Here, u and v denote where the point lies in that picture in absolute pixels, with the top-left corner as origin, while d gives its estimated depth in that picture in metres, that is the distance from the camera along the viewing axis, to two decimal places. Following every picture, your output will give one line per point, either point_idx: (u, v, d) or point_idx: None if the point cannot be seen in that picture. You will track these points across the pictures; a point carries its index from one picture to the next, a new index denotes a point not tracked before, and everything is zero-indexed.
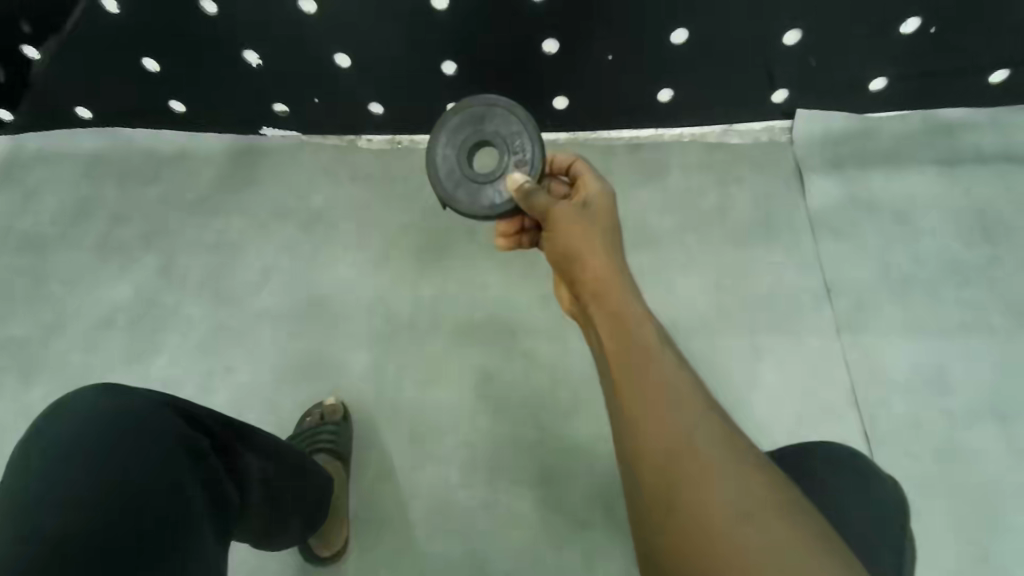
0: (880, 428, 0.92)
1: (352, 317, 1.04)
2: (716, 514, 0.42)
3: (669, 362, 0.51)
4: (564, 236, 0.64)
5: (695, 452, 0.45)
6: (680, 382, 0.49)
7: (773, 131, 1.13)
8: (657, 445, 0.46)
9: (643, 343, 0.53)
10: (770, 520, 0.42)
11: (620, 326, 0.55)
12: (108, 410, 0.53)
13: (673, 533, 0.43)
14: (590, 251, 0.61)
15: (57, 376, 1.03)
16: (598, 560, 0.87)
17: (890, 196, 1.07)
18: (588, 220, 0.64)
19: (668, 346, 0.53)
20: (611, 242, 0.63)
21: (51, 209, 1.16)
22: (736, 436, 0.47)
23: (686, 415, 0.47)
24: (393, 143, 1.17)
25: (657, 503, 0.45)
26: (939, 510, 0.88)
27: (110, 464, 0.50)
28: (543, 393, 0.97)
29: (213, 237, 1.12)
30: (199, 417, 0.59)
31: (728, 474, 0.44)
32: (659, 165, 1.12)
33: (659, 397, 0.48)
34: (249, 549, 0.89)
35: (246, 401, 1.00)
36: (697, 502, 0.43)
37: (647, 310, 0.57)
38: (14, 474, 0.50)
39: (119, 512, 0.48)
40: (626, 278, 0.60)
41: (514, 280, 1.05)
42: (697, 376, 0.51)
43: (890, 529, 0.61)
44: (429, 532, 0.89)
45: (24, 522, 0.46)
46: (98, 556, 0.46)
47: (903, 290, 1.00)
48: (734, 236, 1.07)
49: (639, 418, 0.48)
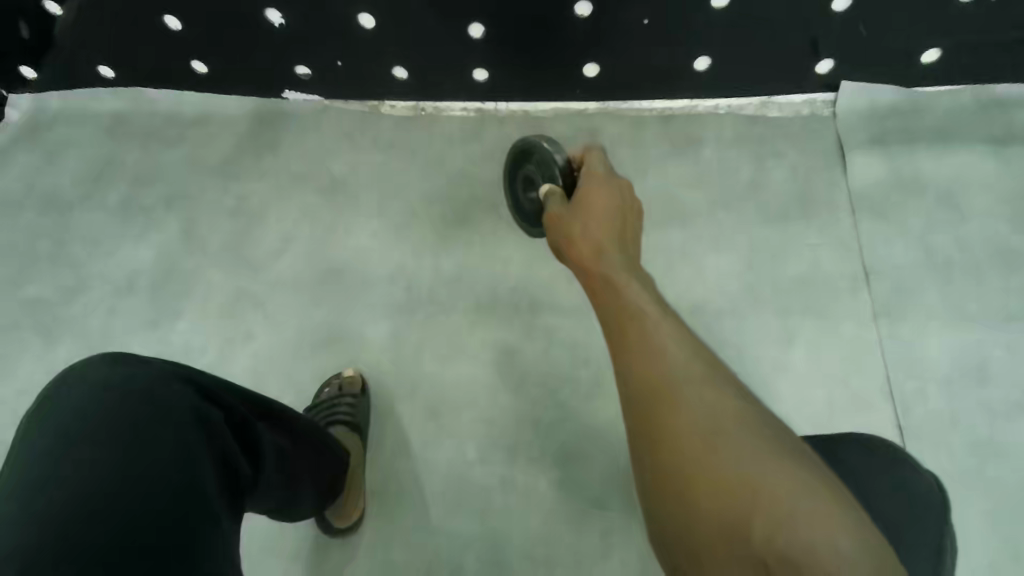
0: (913, 420, 0.89)
1: (371, 287, 1.02)
2: (704, 439, 0.43)
3: (653, 312, 0.54)
4: (567, 222, 0.67)
5: (681, 387, 0.47)
6: (666, 330, 0.52)
7: (815, 105, 1.08)
8: (649, 395, 0.47)
9: (631, 300, 0.55)
10: (756, 444, 0.43)
11: (613, 289, 0.57)
12: (111, 380, 0.53)
13: (661, 457, 0.44)
14: (590, 237, 0.63)
15: (79, 338, 1.03)
16: (614, 543, 0.85)
17: (937, 175, 1.01)
18: (590, 210, 0.66)
19: (662, 305, 0.55)
20: (610, 226, 0.64)
21: (74, 170, 1.15)
22: (720, 376, 0.48)
23: (674, 355, 0.49)
24: (417, 110, 1.14)
25: (645, 433, 0.46)
26: (976, 507, 0.84)
27: (111, 437, 0.49)
28: (563, 370, 0.95)
29: (233, 203, 1.11)
30: (209, 390, 0.58)
31: (714, 406, 0.45)
32: (693, 138, 1.08)
33: (654, 350, 0.50)
34: (264, 520, 0.88)
35: (264, 370, 0.99)
36: (681, 427, 0.44)
37: (645, 278, 0.59)
38: (17, 448, 0.49)
39: (114, 490, 0.46)
40: (621, 249, 0.62)
41: (538, 255, 1.02)
42: (683, 326, 0.53)
43: (929, 527, 0.58)
44: (443, 508, 0.88)
45: (18, 497, 0.45)
46: (92, 535, 0.44)
47: (945, 274, 0.96)
48: (768, 213, 1.02)
49: (629, 360, 0.50)
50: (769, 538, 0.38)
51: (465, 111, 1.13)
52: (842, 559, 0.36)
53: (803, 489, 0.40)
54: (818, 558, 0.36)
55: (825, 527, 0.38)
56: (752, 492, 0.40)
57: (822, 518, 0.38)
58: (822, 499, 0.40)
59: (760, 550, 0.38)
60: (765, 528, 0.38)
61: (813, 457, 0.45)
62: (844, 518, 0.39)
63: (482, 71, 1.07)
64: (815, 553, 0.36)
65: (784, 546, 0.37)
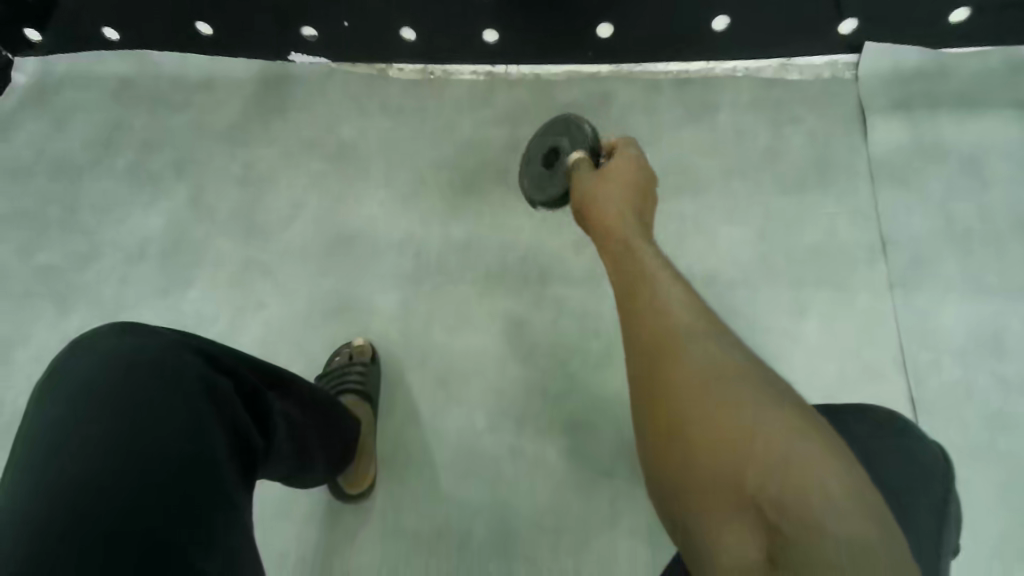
0: (925, 394, 0.88)
1: (380, 257, 1.02)
2: (704, 395, 0.43)
3: (660, 273, 0.54)
4: (586, 196, 0.67)
5: (684, 345, 0.47)
6: (671, 289, 0.52)
7: (836, 67, 1.05)
8: (661, 356, 0.47)
9: (641, 262, 0.55)
10: (756, 395, 0.43)
11: (627, 255, 0.57)
12: (120, 349, 0.51)
13: (664, 414, 0.45)
14: (608, 205, 0.63)
15: (93, 306, 1.03)
16: (622, 512, 0.86)
17: (960, 141, 0.99)
18: (610, 180, 0.66)
19: (674, 270, 0.54)
20: (629, 194, 0.64)
21: (82, 135, 1.14)
22: (723, 334, 0.48)
23: (677, 314, 0.49)
24: (426, 73, 1.12)
25: (651, 391, 0.47)
26: (986, 482, 0.83)
27: (120, 406, 0.48)
28: (573, 341, 0.95)
29: (241, 170, 1.10)
30: (217, 358, 0.57)
31: (715, 362, 0.45)
32: (708, 103, 1.05)
33: (664, 312, 0.49)
34: (276, 487, 0.90)
35: (275, 338, 0.99)
36: (684, 384, 0.45)
37: (658, 248, 0.58)
38: (29, 417, 0.49)
39: (119, 463, 0.45)
40: (638, 220, 0.62)
41: (549, 224, 1.01)
42: (691, 287, 0.52)
43: (932, 504, 0.56)
44: (453, 476, 0.89)
45: (29, 473, 0.45)
46: (97, 509, 0.43)
47: (964, 245, 0.94)
48: (785, 181, 1.00)
49: (637, 321, 0.51)
50: (762, 486, 0.38)
51: (475, 74, 1.11)
52: (831, 503, 0.37)
53: (799, 436, 0.40)
54: (810, 503, 0.37)
55: (818, 472, 0.38)
56: (751, 443, 0.40)
57: (817, 464, 0.39)
58: (817, 445, 0.40)
59: (756, 499, 0.38)
60: (759, 475, 0.39)
61: (811, 409, 0.45)
62: (838, 464, 0.39)
63: (491, 32, 1.05)
64: (808, 500, 0.37)
65: (778, 493, 0.38)
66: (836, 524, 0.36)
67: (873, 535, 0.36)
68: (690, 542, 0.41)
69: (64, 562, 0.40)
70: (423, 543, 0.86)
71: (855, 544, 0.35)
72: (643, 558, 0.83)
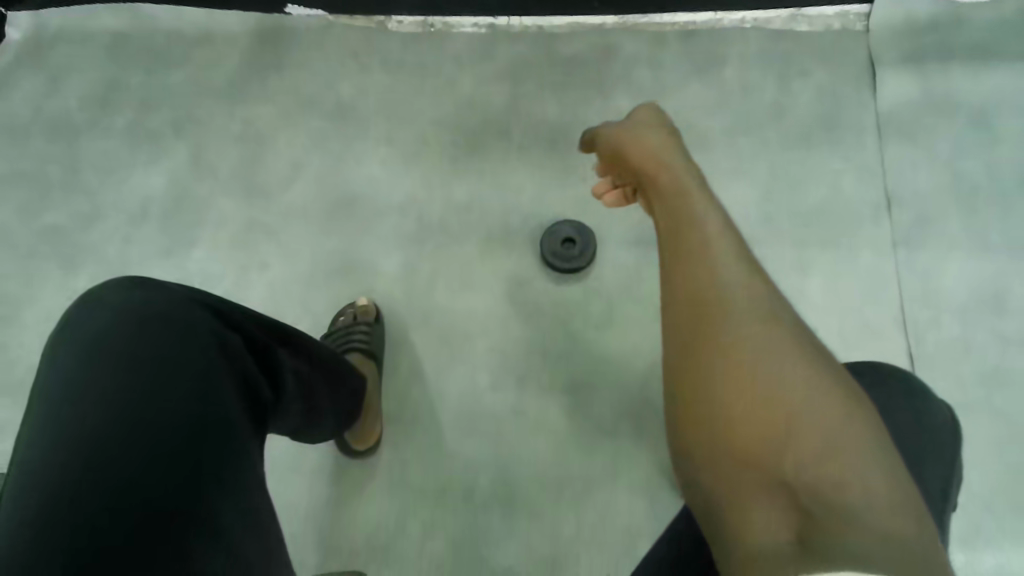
0: (924, 350, 0.88)
1: (383, 217, 1.02)
2: (745, 367, 0.44)
3: (710, 219, 0.52)
4: (624, 136, 0.63)
5: (729, 306, 0.47)
6: (718, 241, 0.50)
7: (846, 18, 1.03)
8: (705, 324, 0.47)
9: (690, 210, 0.53)
10: (799, 373, 0.43)
11: (676, 199, 0.55)
12: (129, 303, 0.50)
13: (698, 381, 0.45)
14: (648, 152, 0.60)
15: (97, 266, 1.04)
16: (622, 467, 0.88)
17: (969, 95, 0.97)
18: (646, 128, 0.63)
19: (725, 222, 0.53)
20: (669, 141, 0.61)
21: (79, 92, 1.13)
22: (770, 295, 0.48)
23: (721, 271, 0.48)
24: (426, 26, 1.11)
25: (689, 360, 0.47)
26: (980, 438, 0.85)
27: (126, 370, 0.47)
28: (575, 301, 0.96)
29: (240, 128, 1.09)
30: (228, 312, 0.55)
31: (759, 325, 0.45)
32: (713, 56, 1.03)
33: (706, 278, 0.48)
34: (285, 444, 0.92)
35: (280, 298, 1.00)
36: (724, 349, 0.45)
37: (708, 190, 0.56)
38: (39, 371, 0.48)
39: (132, 433, 0.45)
40: (684, 163, 0.59)
41: (551, 183, 1.01)
42: (740, 241, 0.51)
43: (940, 467, 0.56)
44: (458, 432, 0.91)
45: (39, 434, 0.44)
46: (112, 480, 0.43)
47: (970, 202, 0.93)
48: (791, 138, 0.99)
49: (678, 277, 0.50)
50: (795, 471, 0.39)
51: (476, 27, 1.09)
52: (868, 496, 0.38)
53: (839, 418, 0.41)
54: (845, 494, 0.38)
55: (853, 462, 0.39)
56: (789, 427, 0.41)
57: (852, 455, 0.40)
58: (856, 429, 0.41)
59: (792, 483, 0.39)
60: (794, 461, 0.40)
61: (849, 384, 0.45)
62: (873, 449, 0.40)
63: None
64: (843, 490, 0.38)
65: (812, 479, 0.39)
66: (872, 516, 0.37)
67: (907, 531, 0.37)
68: (712, 514, 0.43)
69: (68, 535, 0.40)
70: (429, 496, 0.88)
71: (890, 536, 0.36)
72: (642, 509, 0.86)
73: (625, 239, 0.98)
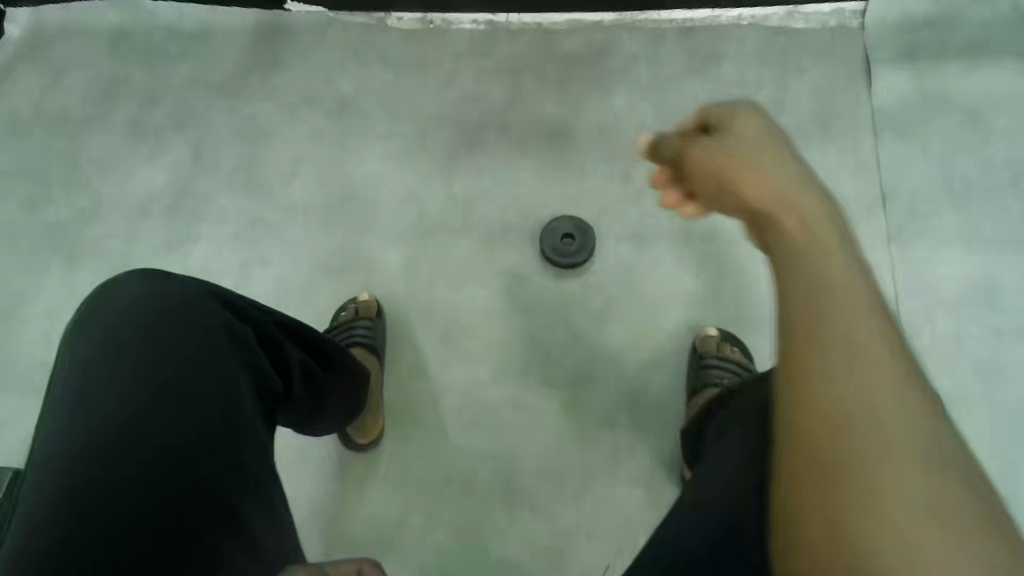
0: (917, 342, 0.90)
1: (383, 212, 1.03)
2: (879, 481, 0.31)
3: (846, 273, 0.37)
4: (701, 155, 0.46)
5: (865, 361, 0.34)
6: (859, 309, 0.35)
7: (843, 15, 1.04)
8: (819, 412, 0.34)
9: (826, 263, 0.37)
10: (958, 511, 0.30)
11: (806, 247, 0.38)
12: (144, 295, 0.51)
13: (811, 487, 0.33)
14: (768, 178, 0.42)
15: (100, 262, 1.05)
16: (621, 458, 0.89)
17: (964, 92, 0.98)
18: (756, 140, 0.44)
19: (867, 282, 0.37)
20: (793, 166, 0.43)
21: (79, 88, 1.13)
22: (920, 385, 0.34)
23: (862, 343, 0.34)
24: (425, 23, 1.11)
25: (801, 459, 0.34)
26: (971, 427, 0.86)
27: (139, 363, 0.48)
28: (574, 296, 0.97)
29: (241, 123, 1.09)
30: (240, 306, 0.56)
31: (901, 420, 0.32)
32: (710, 53, 1.04)
33: (830, 346, 0.35)
34: (289, 437, 0.93)
35: (282, 293, 1.01)
36: (852, 453, 0.32)
37: (851, 246, 0.39)
38: (59, 365, 0.50)
39: (149, 421, 0.46)
40: (817, 200, 0.41)
41: (550, 179, 1.02)
42: (887, 312, 0.36)
43: None
44: (460, 425, 0.92)
45: (60, 424, 0.46)
46: (131, 466, 0.44)
47: (962, 198, 0.95)
48: (788, 134, 1.00)
49: (797, 343, 0.36)
50: None
51: (475, 23, 1.10)
52: None
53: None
54: None
55: None
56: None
57: None
58: None
59: None
60: None
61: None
62: None
63: None
64: None
65: None
66: None
67: None
68: None
69: (89, 521, 0.41)
70: (431, 488, 0.90)
71: None
72: (641, 500, 0.87)
73: (624, 235, 0.99)
